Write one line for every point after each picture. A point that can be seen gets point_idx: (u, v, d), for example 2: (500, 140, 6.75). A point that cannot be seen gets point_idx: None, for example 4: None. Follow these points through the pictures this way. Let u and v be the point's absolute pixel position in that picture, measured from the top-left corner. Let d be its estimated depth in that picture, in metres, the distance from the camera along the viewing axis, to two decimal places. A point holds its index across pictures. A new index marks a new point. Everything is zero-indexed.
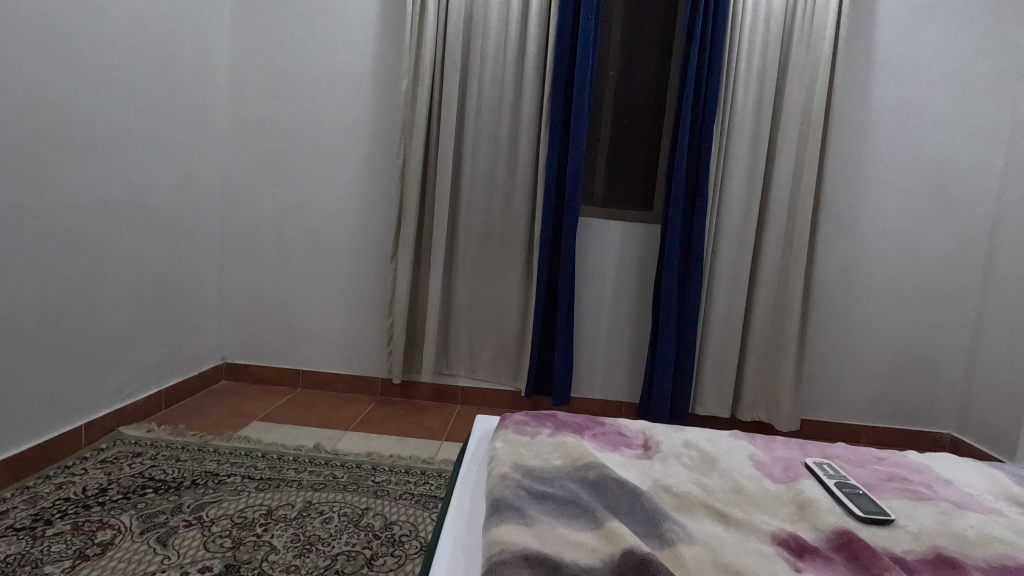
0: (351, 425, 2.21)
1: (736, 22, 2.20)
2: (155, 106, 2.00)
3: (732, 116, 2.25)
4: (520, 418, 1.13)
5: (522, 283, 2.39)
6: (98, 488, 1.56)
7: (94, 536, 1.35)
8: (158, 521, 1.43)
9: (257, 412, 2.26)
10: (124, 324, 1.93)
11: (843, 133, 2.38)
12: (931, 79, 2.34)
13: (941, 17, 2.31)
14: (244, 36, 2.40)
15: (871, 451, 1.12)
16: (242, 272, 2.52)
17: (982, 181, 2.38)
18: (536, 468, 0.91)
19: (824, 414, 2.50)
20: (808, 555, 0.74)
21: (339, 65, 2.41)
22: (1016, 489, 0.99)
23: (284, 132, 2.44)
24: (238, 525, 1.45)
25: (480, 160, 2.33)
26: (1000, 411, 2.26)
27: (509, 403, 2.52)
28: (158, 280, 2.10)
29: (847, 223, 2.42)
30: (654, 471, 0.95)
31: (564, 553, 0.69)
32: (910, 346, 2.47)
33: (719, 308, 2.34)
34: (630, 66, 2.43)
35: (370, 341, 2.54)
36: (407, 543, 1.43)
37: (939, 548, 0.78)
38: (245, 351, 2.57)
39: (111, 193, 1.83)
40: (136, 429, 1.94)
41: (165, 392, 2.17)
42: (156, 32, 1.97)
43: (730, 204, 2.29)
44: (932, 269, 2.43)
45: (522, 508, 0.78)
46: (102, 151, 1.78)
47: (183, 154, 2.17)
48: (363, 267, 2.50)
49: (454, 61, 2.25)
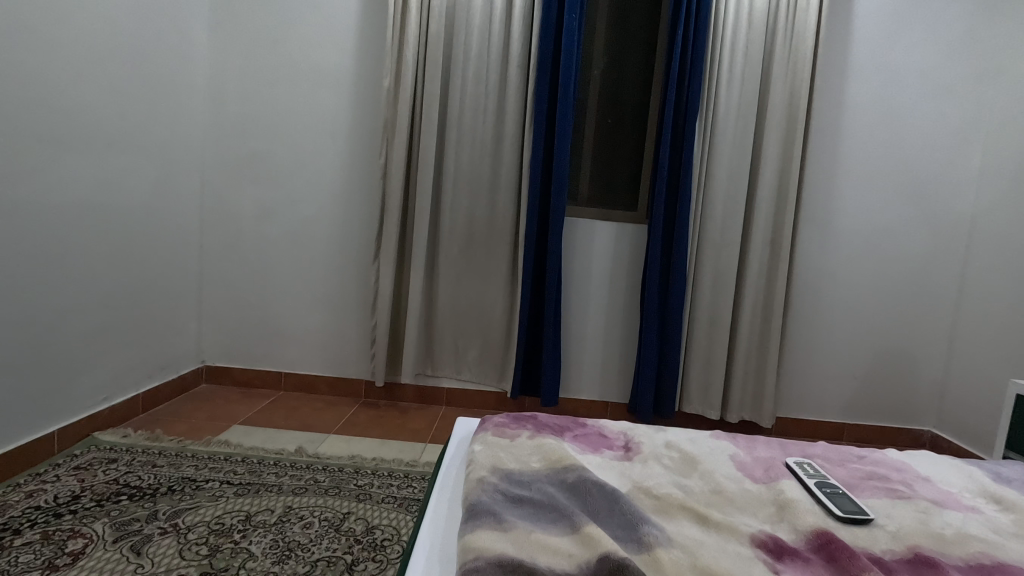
0: (333, 428, 2.18)
1: (719, 22, 2.20)
2: (132, 105, 1.96)
3: (716, 116, 2.25)
4: (500, 420, 1.12)
5: (507, 283, 2.38)
6: (70, 496, 1.51)
7: (65, 545, 1.31)
8: (132, 529, 1.40)
9: (238, 415, 2.22)
10: (98, 328, 1.88)
11: (822, 133, 2.39)
12: (910, 80, 2.37)
13: (918, 19, 2.34)
14: (223, 33, 2.36)
15: (851, 449, 1.12)
16: (222, 274, 2.48)
17: (960, 182, 2.41)
18: (514, 471, 0.89)
19: (805, 413, 2.52)
20: (786, 556, 0.74)
21: (321, 62, 2.37)
22: (994, 487, 0.99)
23: (265, 130, 2.40)
24: (216, 531, 1.42)
25: (463, 159, 2.31)
26: (978, 407, 2.28)
27: (495, 404, 2.50)
28: (135, 281, 2.05)
29: (828, 221, 2.43)
30: (634, 472, 0.94)
31: (540, 559, 0.67)
32: (890, 344, 2.49)
33: (705, 308, 2.35)
34: (615, 65, 2.42)
35: (353, 343, 2.52)
36: (389, 548, 1.41)
37: (916, 548, 0.78)
38: (226, 354, 2.53)
39: (85, 192, 1.78)
40: (112, 435, 1.89)
41: (142, 397, 2.12)
42: (133, 30, 1.93)
43: (715, 203, 2.29)
44: (912, 267, 2.45)
45: (499, 512, 0.76)
46: (76, 150, 1.73)
47: (159, 152, 2.12)
48: (345, 267, 2.47)
49: (436, 61, 2.22)
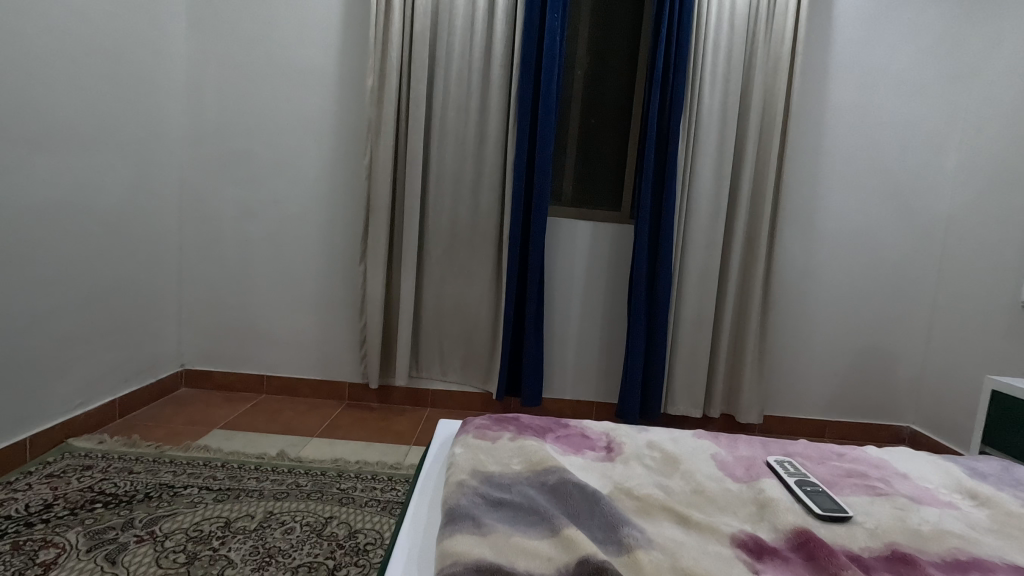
0: (317, 430, 2.16)
1: (702, 22, 2.21)
2: (108, 104, 1.91)
3: (699, 117, 2.26)
4: (482, 422, 1.11)
5: (491, 283, 2.37)
6: (42, 505, 1.47)
7: (36, 556, 1.28)
8: (107, 537, 1.36)
9: (219, 420, 2.18)
10: (72, 333, 1.83)
11: (803, 133, 2.41)
12: (888, 81, 2.40)
13: (895, 21, 2.37)
14: (202, 31, 2.32)
15: (830, 447, 1.13)
16: (201, 276, 2.44)
17: (938, 182, 2.45)
18: (495, 474, 0.88)
19: (787, 411, 2.55)
20: (766, 556, 0.74)
21: (301, 61, 2.34)
22: (970, 483, 1.00)
23: (245, 130, 2.36)
24: (194, 539, 1.39)
25: (446, 159, 2.30)
26: (954, 403, 2.33)
27: (480, 405, 2.49)
28: (112, 284, 2.01)
29: (809, 221, 2.45)
30: (616, 473, 0.94)
31: (519, 563, 0.66)
32: (870, 342, 2.53)
33: (689, 309, 2.36)
34: (597, 65, 2.43)
35: (337, 344, 2.49)
36: (372, 552, 1.39)
37: (894, 545, 0.78)
38: (206, 358, 2.48)
39: (56, 193, 1.73)
40: (87, 441, 1.84)
41: (119, 402, 2.08)
42: (107, 26, 1.88)
43: (698, 204, 2.30)
44: (890, 265, 2.49)
45: (478, 516, 0.75)
46: (48, 149, 1.68)
47: (135, 152, 2.07)
48: (328, 268, 2.45)
49: (420, 60, 2.19)
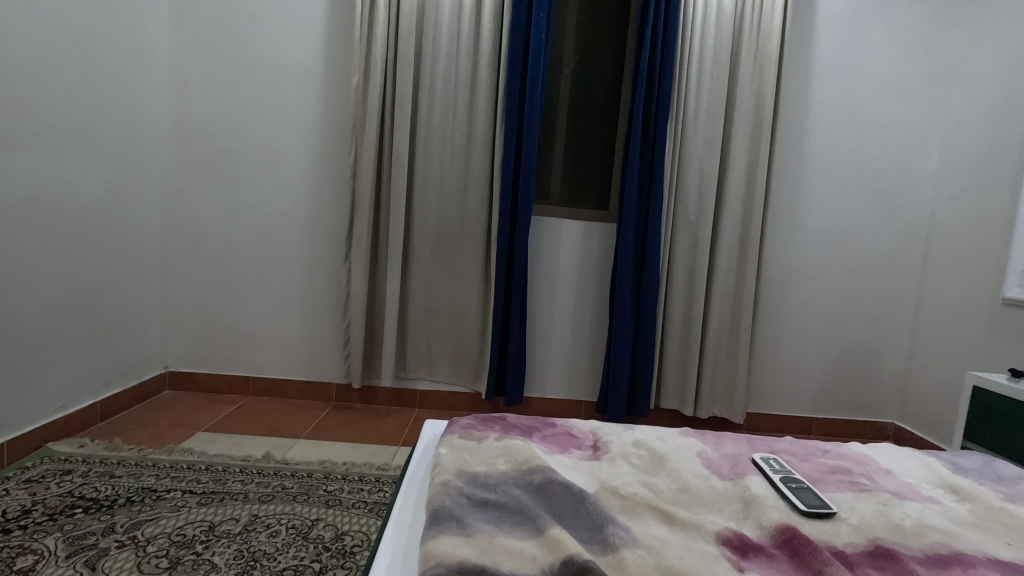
0: (303, 432, 2.13)
1: (687, 22, 2.22)
2: (88, 101, 1.87)
3: (686, 116, 2.27)
4: (468, 422, 1.10)
5: (479, 282, 2.36)
6: (19, 510, 1.44)
7: (12, 563, 1.25)
8: (87, 543, 1.34)
9: (203, 422, 2.15)
10: (52, 336, 1.80)
11: (788, 132, 2.43)
12: (871, 81, 2.43)
13: (878, 22, 2.40)
14: (184, 28, 2.28)
15: (815, 443, 1.14)
16: (184, 276, 2.40)
17: (920, 181, 2.48)
18: (481, 474, 0.88)
19: (774, 409, 2.56)
20: (751, 553, 0.74)
21: (286, 61, 2.32)
22: (952, 477, 1.01)
23: (229, 129, 2.33)
24: (177, 543, 1.36)
25: (433, 158, 2.28)
26: (937, 399, 2.36)
27: (468, 405, 2.48)
28: (93, 284, 1.97)
29: (794, 220, 2.47)
30: (602, 472, 0.94)
31: (503, 563, 0.66)
32: (855, 339, 2.55)
33: (675, 307, 2.38)
34: (585, 65, 2.43)
35: (324, 344, 2.47)
36: (358, 554, 1.38)
37: (877, 540, 0.79)
38: (189, 359, 2.45)
39: (35, 192, 1.69)
40: (67, 445, 1.81)
41: (100, 404, 2.04)
42: (87, 23, 1.84)
43: (685, 203, 2.32)
44: (875, 264, 2.52)
45: (463, 517, 0.75)
46: (27, 147, 1.65)
47: (116, 150, 2.04)
48: (314, 268, 2.42)
49: (406, 59, 2.18)
